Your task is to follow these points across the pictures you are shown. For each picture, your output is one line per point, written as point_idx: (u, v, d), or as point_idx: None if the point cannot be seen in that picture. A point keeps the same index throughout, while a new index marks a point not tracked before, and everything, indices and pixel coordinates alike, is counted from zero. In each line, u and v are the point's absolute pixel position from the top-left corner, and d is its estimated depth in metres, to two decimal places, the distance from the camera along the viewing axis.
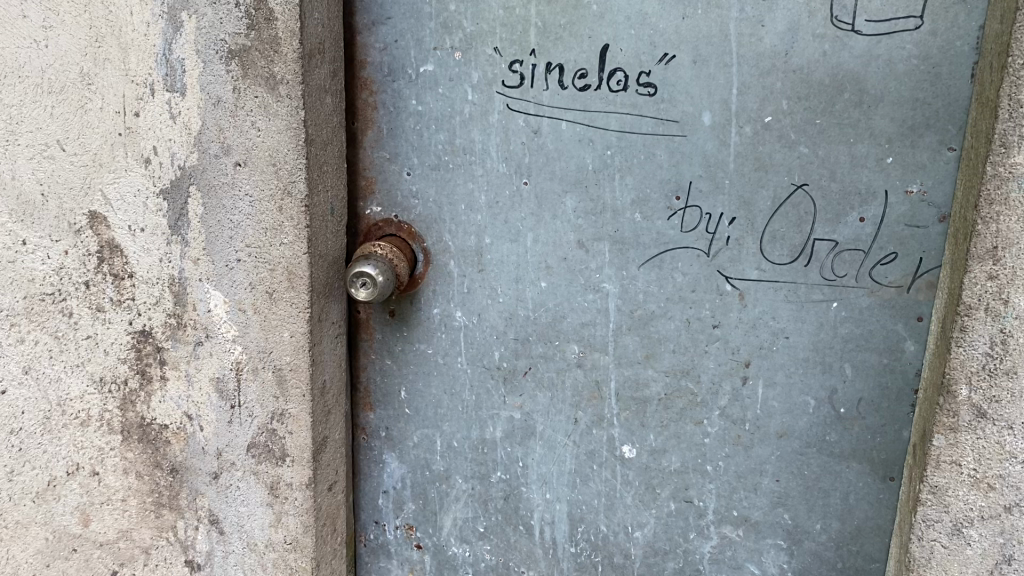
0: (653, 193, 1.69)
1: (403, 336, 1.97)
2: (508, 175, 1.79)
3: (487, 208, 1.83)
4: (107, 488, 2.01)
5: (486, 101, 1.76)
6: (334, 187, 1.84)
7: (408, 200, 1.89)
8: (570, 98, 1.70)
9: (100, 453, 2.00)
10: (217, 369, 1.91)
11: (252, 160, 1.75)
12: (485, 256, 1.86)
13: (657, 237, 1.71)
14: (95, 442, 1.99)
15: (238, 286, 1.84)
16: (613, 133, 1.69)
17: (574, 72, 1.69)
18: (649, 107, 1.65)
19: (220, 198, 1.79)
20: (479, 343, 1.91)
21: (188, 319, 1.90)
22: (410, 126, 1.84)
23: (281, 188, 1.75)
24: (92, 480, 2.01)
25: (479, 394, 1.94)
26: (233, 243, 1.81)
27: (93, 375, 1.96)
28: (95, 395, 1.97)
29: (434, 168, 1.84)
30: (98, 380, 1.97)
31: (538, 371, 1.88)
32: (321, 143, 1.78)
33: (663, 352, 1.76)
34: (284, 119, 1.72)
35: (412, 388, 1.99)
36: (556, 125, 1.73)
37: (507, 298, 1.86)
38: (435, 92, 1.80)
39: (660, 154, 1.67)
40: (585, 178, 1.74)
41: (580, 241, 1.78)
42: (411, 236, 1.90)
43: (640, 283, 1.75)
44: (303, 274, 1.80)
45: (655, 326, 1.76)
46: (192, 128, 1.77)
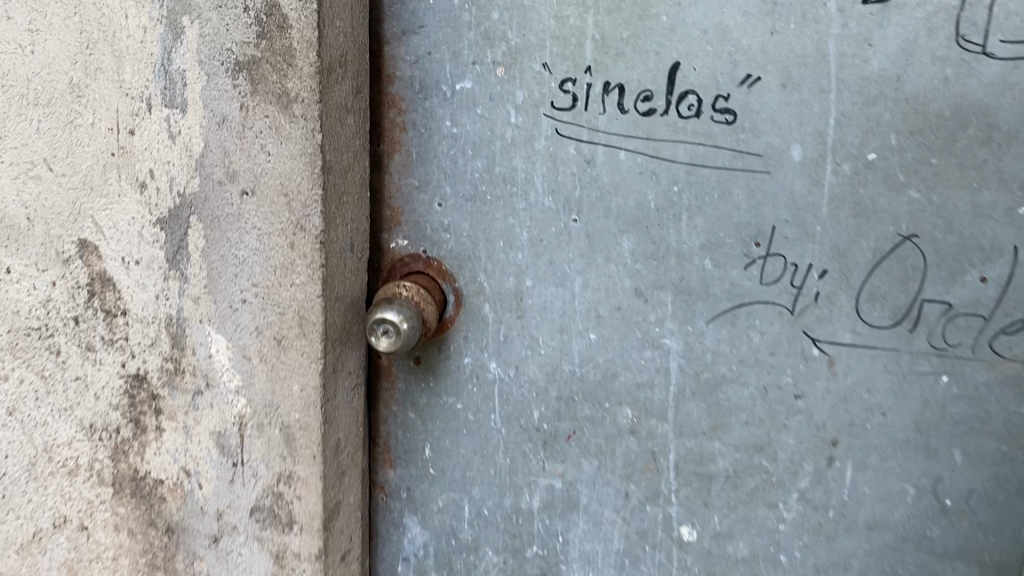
0: (728, 238, 1.44)
1: (429, 387, 1.73)
2: (555, 211, 1.54)
3: (530, 247, 1.58)
4: (97, 545, 1.82)
5: (532, 125, 1.52)
6: (354, 220, 1.58)
7: (439, 234, 1.65)
8: (631, 123, 1.45)
9: (89, 506, 1.81)
10: (219, 423, 1.68)
11: (261, 188, 1.51)
12: (525, 301, 1.61)
13: (731, 289, 1.45)
14: (83, 493, 1.80)
15: (243, 331, 1.60)
16: (682, 167, 1.43)
17: (637, 94, 1.43)
18: (727, 137, 1.39)
19: (223, 230, 1.56)
20: (516, 400, 1.67)
21: (186, 365, 1.67)
22: (443, 150, 1.60)
23: (293, 221, 1.50)
24: (80, 535, 1.82)
25: (514, 458, 1.70)
26: (238, 281, 1.57)
27: (82, 421, 1.76)
28: (84, 442, 1.77)
29: (470, 200, 1.60)
30: (87, 427, 1.76)
31: (584, 437, 1.63)
32: (342, 170, 1.52)
33: (733, 424, 1.51)
34: (298, 142, 1.46)
35: (438, 445, 1.76)
36: (613, 156, 1.47)
37: (549, 351, 1.62)
38: (472, 113, 1.56)
39: (737, 194, 1.41)
40: (645, 217, 1.48)
41: (637, 289, 1.52)
42: (439, 275, 1.67)
43: (707, 341, 1.50)
44: (315, 320, 1.54)
45: (724, 392, 1.51)
46: (194, 151, 1.54)
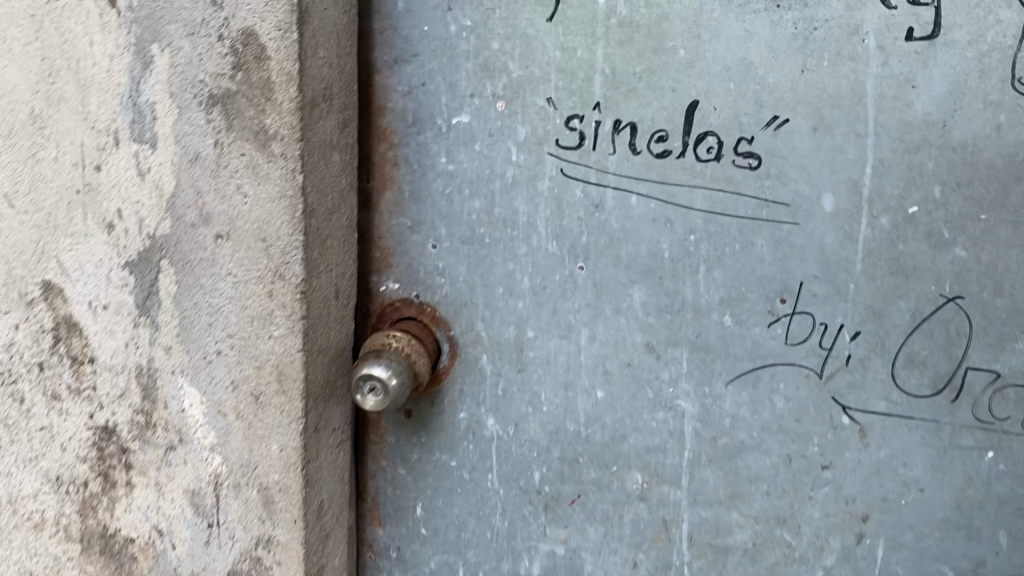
0: (750, 293, 1.30)
1: (421, 442, 1.60)
2: (560, 257, 1.40)
3: (531, 294, 1.44)
4: None
5: (535, 164, 1.38)
6: (340, 265, 1.45)
7: (433, 278, 1.50)
8: (643, 165, 1.32)
9: (56, 562, 1.67)
10: (192, 481, 1.54)
11: (236, 232, 1.38)
12: (525, 354, 1.47)
13: (753, 348, 1.32)
14: (49, 550, 1.67)
15: (219, 384, 1.47)
16: (699, 215, 1.30)
17: (651, 134, 1.30)
18: (750, 184, 1.27)
19: (198, 276, 1.42)
20: (516, 460, 1.54)
21: (157, 419, 1.54)
22: (438, 189, 1.46)
23: (271, 268, 1.37)
24: None
25: (513, 521, 1.58)
26: (212, 331, 1.45)
27: (48, 471, 1.63)
28: (50, 495, 1.64)
29: (467, 242, 1.46)
30: (52, 479, 1.63)
31: (590, 501, 1.51)
32: (325, 212, 1.39)
33: (753, 493, 1.39)
34: (277, 184, 1.33)
35: (431, 505, 1.62)
36: (624, 200, 1.34)
37: (552, 408, 1.48)
38: (469, 149, 1.42)
39: (761, 245, 1.28)
40: (659, 267, 1.35)
41: (649, 344, 1.39)
42: (433, 322, 1.52)
43: (726, 405, 1.37)
44: (296, 376, 1.42)
45: (743, 459, 1.38)
46: (165, 190, 1.40)
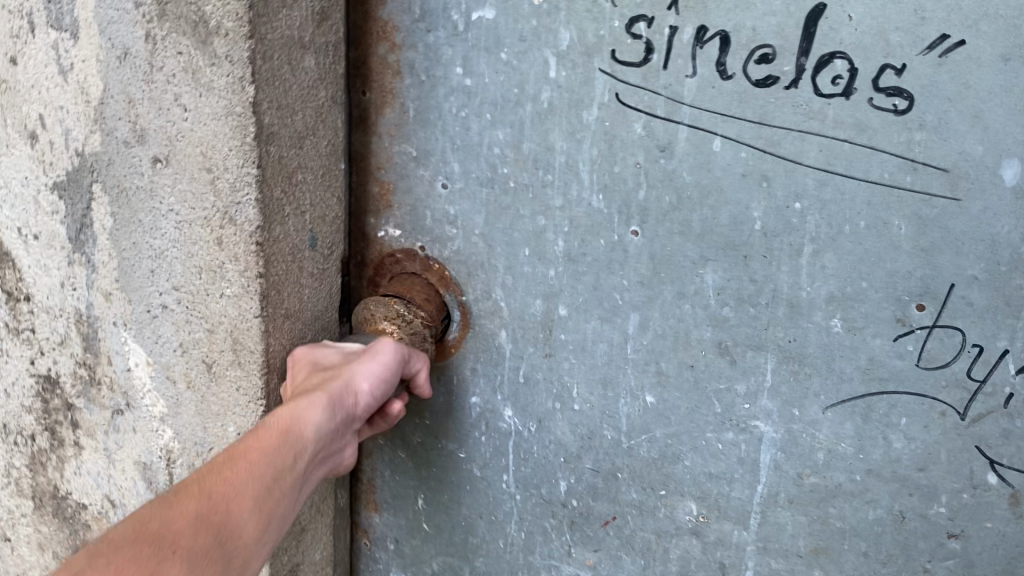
0: (874, 291, 0.91)
1: (425, 425, 1.27)
2: (606, 216, 1.02)
3: (566, 260, 1.07)
4: (22, 560, 1.51)
5: (580, 85, 0.98)
6: (315, 205, 1.10)
7: (442, 227, 1.15)
8: (734, 96, 0.91)
9: (11, 517, 1.50)
10: (144, 453, 1.25)
11: (177, 157, 1.04)
12: (555, 336, 1.12)
13: (867, 367, 0.94)
14: (4, 502, 1.49)
15: (166, 347, 1.16)
16: (810, 173, 0.90)
17: (751, 51, 0.88)
18: (892, 135, 0.85)
19: (134, 210, 1.10)
20: (537, 463, 1.21)
21: (102, 376, 1.25)
22: (450, 110, 1.08)
23: (219, 208, 1.03)
24: (19, 545, 1.50)
25: (531, 534, 1.26)
26: (155, 280, 1.12)
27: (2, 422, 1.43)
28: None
29: (488, 185, 1.09)
30: (5, 429, 1.43)
31: (627, 526, 1.17)
32: (293, 137, 1.04)
33: (844, 551, 1.03)
34: (222, 96, 0.97)
35: (434, 499, 1.31)
36: (701, 145, 0.94)
37: (585, 409, 1.14)
38: (492, 57, 1.03)
39: (898, 226, 0.88)
40: (743, 242, 0.96)
41: (721, 344, 1.01)
42: (441, 283, 1.17)
43: (820, 436, 1.00)
44: (253, 348, 1.08)
45: (836, 507, 1.02)
46: (90, 93, 1.07)
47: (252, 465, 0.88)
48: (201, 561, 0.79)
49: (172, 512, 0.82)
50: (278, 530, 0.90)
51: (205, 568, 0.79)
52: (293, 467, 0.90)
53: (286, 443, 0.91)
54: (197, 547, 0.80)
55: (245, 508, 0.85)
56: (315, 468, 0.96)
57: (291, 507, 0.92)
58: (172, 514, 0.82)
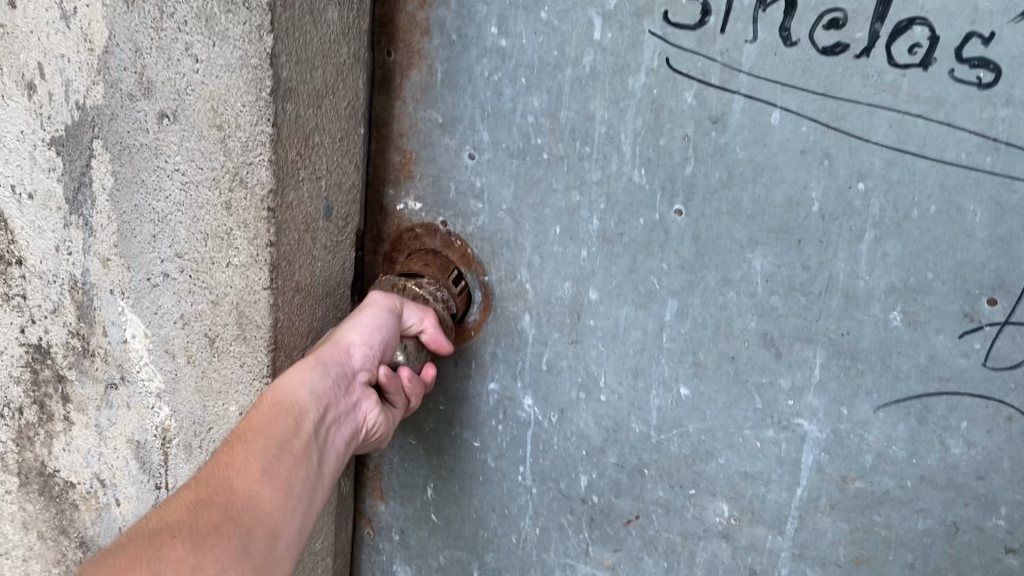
0: (941, 283, 0.84)
1: (439, 411, 1.20)
2: (648, 193, 0.95)
3: (601, 240, 1.00)
4: (5, 538, 1.44)
5: (627, 49, 0.91)
6: (331, 171, 1.03)
7: (466, 201, 1.07)
8: (797, 65, 0.83)
9: None
10: (138, 431, 1.18)
11: (185, 112, 0.96)
12: (583, 322, 1.04)
13: (928, 366, 0.87)
14: None
15: (166, 319, 1.08)
16: (878, 152, 0.82)
17: (820, 15, 0.81)
18: (973, 111, 0.78)
19: (137, 170, 1.02)
20: (557, 456, 1.13)
21: (96, 347, 1.17)
22: (482, 73, 1.00)
23: (229, 169, 0.95)
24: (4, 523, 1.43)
25: (546, 530, 1.19)
26: (157, 246, 1.05)
27: None
28: None
29: (518, 156, 1.01)
30: None
31: (651, 526, 1.10)
32: (312, 96, 0.96)
33: (888, 561, 0.97)
34: (236, 47, 0.89)
35: (445, 490, 1.24)
36: (758, 117, 0.87)
37: (612, 400, 1.06)
38: (531, 16, 0.95)
39: (973, 212, 0.80)
40: (798, 224, 0.88)
41: (766, 335, 0.94)
42: (463, 262, 1.10)
43: (869, 439, 0.93)
44: (260, 322, 1.00)
45: (883, 514, 0.95)
46: (94, 41, 0.99)
47: (250, 443, 0.85)
48: (211, 536, 0.75)
49: (173, 506, 0.79)
50: (302, 502, 0.86)
51: (220, 543, 0.75)
52: (298, 431, 0.87)
53: (283, 415, 0.87)
54: (203, 525, 0.76)
55: (251, 481, 0.82)
56: (328, 435, 0.92)
57: (312, 478, 0.88)
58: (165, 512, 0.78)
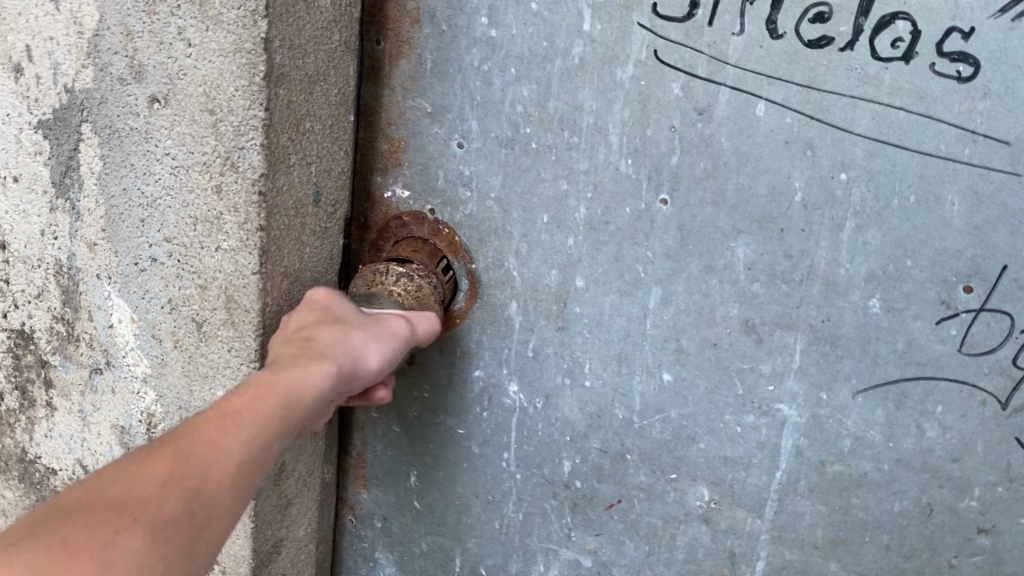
0: (920, 272, 0.87)
1: (422, 399, 1.20)
2: (635, 182, 0.97)
3: (587, 228, 1.01)
4: None
5: (616, 40, 0.93)
6: (321, 157, 1.03)
7: (454, 189, 1.08)
8: (783, 57, 0.85)
9: None
10: (123, 416, 1.18)
11: (177, 96, 0.96)
12: (569, 309, 1.06)
13: (906, 351, 0.90)
14: None
15: (153, 303, 1.08)
16: (860, 143, 0.85)
17: (806, 9, 0.83)
18: (953, 105, 0.82)
19: (126, 154, 1.02)
20: (541, 442, 1.15)
21: (81, 332, 1.17)
22: (471, 62, 1.01)
23: (220, 153, 0.96)
24: None
25: (529, 516, 1.20)
26: (146, 230, 1.05)
27: None
28: None
29: (507, 145, 1.03)
30: None
31: (633, 511, 1.12)
32: (304, 81, 0.96)
33: (864, 542, 1.00)
34: (230, 31, 0.90)
35: (428, 477, 1.24)
36: (744, 108, 0.89)
37: (597, 387, 1.08)
38: (521, 7, 0.96)
39: (951, 202, 0.84)
40: (781, 214, 0.91)
41: (748, 322, 0.96)
42: (450, 250, 1.11)
43: (848, 422, 0.96)
44: (248, 307, 1.01)
45: (860, 496, 0.98)
46: (84, 24, 0.99)
47: (222, 442, 0.72)
48: (165, 542, 0.67)
49: (146, 469, 0.69)
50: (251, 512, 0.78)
51: (167, 554, 0.67)
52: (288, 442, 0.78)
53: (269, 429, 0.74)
54: (163, 526, 0.67)
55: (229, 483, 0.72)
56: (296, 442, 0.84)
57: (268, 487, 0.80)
58: (138, 476, 0.69)
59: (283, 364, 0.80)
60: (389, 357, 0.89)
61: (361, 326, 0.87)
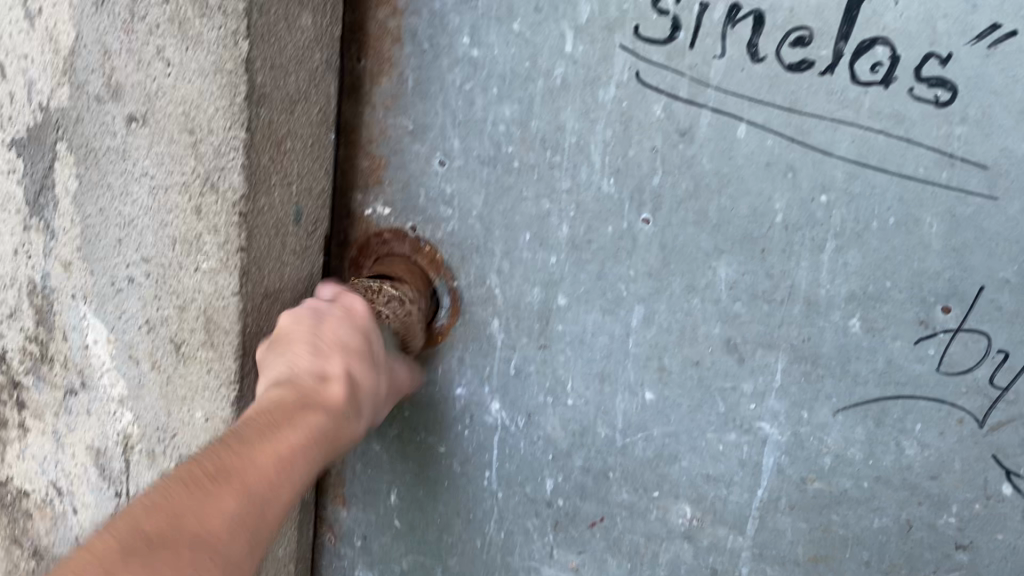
0: (900, 292, 0.88)
1: (403, 417, 1.19)
2: (617, 202, 0.97)
3: (570, 248, 1.02)
4: None
5: (599, 62, 0.93)
6: (302, 176, 1.03)
7: (436, 207, 1.08)
8: (764, 80, 0.86)
9: None
10: (99, 438, 1.16)
11: (155, 117, 0.95)
12: (552, 327, 1.06)
13: (885, 370, 0.91)
14: None
15: (130, 324, 1.07)
16: (840, 165, 0.86)
17: (786, 33, 0.84)
18: (931, 129, 0.83)
19: (102, 173, 1.01)
20: (523, 460, 1.15)
21: (55, 353, 1.15)
22: (454, 82, 1.01)
23: (199, 174, 0.95)
24: None
25: (511, 534, 1.20)
26: (123, 250, 1.03)
27: None
28: None
29: (490, 164, 1.03)
30: None
31: (616, 528, 1.12)
32: (285, 101, 0.96)
33: (844, 559, 1.01)
34: (210, 52, 0.89)
35: (409, 497, 1.23)
36: (726, 130, 0.89)
37: (579, 405, 1.08)
38: (504, 28, 0.96)
39: (930, 224, 0.85)
40: (762, 235, 0.91)
41: (730, 341, 0.97)
42: (432, 266, 1.10)
43: (828, 440, 0.97)
44: (228, 328, 1.00)
45: (841, 513, 0.99)
46: (60, 43, 0.98)
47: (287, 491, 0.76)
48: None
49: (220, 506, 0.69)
50: None
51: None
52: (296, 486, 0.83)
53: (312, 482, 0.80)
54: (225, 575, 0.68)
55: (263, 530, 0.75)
56: None
57: None
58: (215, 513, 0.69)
59: (341, 412, 0.84)
60: (386, 414, 0.98)
61: (381, 387, 0.94)
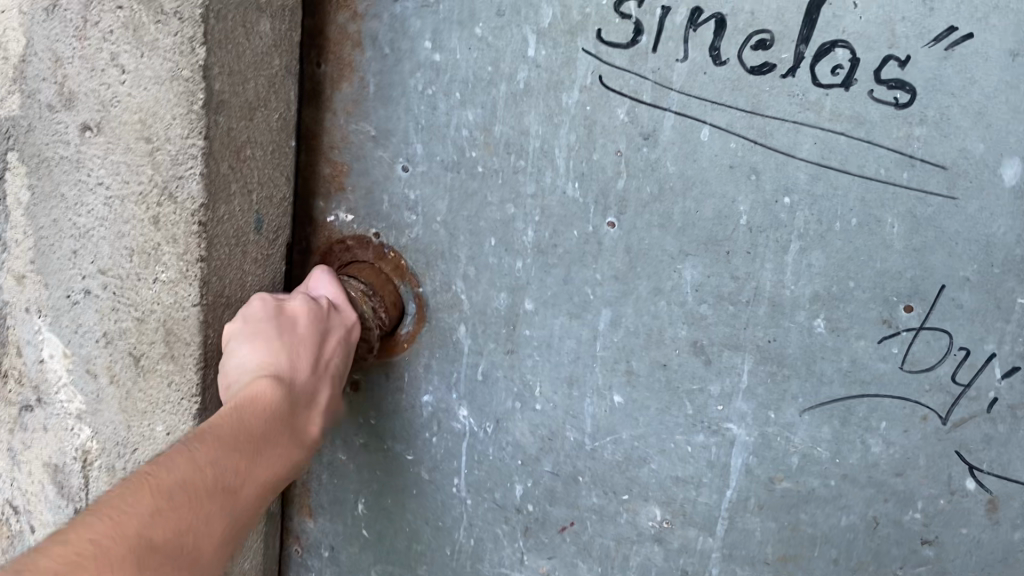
0: (863, 291, 0.89)
1: (371, 425, 1.18)
2: (582, 206, 0.97)
3: (535, 251, 1.01)
4: None
5: (561, 66, 0.93)
6: (263, 184, 1.01)
7: (399, 213, 1.07)
8: (726, 83, 0.87)
9: None
10: (56, 454, 1.13)
11: (110, 125, 0.93)
12: (519, 332, 1.05)
13: (850, 370, 0.92)
14: None
15: (86, 337, 1.04)
16: (803, 168, 0.87)
17: (748, 36, 0.85)
18: (891, 130, 0.84)
19: (54, 182, 0.99)
20: (492, 467, 1.14)
21: (9, 368, 1.14)
22: (416, 87, 1.01)
23: (157, 183, 0.93)
24: None
25: (479, 541, 1.18)
26: (78, 262, 1.01)
27: None
28: None
29: (453, 168, 1.02)
30: None
31: (585, 533, 1.11)
32: (244, 108, 0.94)
33: (814, 558, 1.01)
34: (167, 58, 0.88)
35: (377, 505, 1.22)
36: (689, 133, 0.90)
37: (547, 409, 1.08)
38: (466, 32, 0.97)
39: (891, 224, 0.86)
40: (726, 237, 0.92)
41: (696, 344, 0.97)
42: (396, 273, 1.09)
43: (795, 440, 0.97)
44: (189, 340, 0.97)
45: (809, 512, 0.99)
46: (10, 50, 0.97)
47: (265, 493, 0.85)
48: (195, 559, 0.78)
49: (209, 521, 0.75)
50: None
51: None
52: None
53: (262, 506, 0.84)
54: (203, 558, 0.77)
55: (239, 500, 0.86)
56: None
57: None
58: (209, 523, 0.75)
59: (299, 444, 0.89)
60: None
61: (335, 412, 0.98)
